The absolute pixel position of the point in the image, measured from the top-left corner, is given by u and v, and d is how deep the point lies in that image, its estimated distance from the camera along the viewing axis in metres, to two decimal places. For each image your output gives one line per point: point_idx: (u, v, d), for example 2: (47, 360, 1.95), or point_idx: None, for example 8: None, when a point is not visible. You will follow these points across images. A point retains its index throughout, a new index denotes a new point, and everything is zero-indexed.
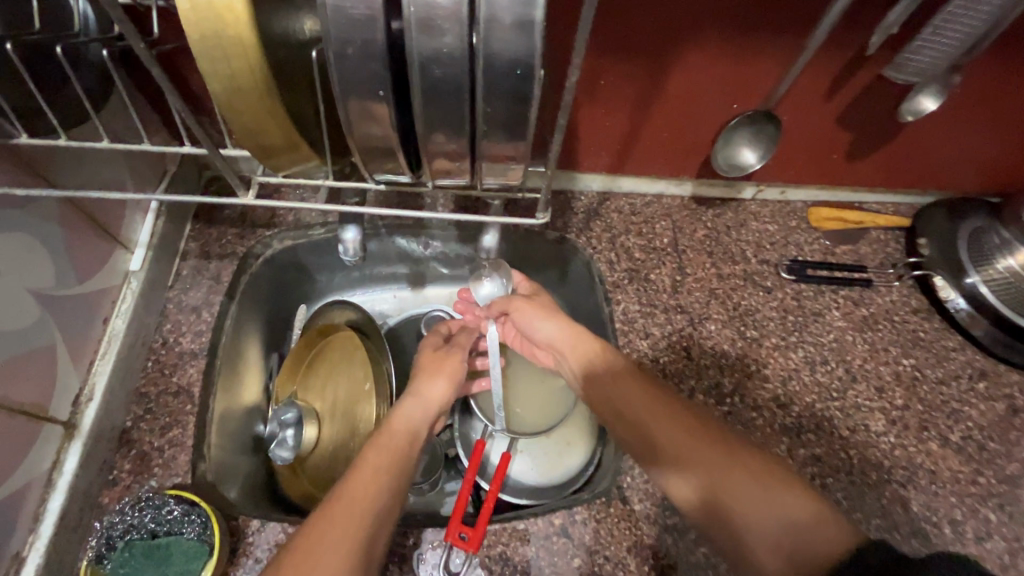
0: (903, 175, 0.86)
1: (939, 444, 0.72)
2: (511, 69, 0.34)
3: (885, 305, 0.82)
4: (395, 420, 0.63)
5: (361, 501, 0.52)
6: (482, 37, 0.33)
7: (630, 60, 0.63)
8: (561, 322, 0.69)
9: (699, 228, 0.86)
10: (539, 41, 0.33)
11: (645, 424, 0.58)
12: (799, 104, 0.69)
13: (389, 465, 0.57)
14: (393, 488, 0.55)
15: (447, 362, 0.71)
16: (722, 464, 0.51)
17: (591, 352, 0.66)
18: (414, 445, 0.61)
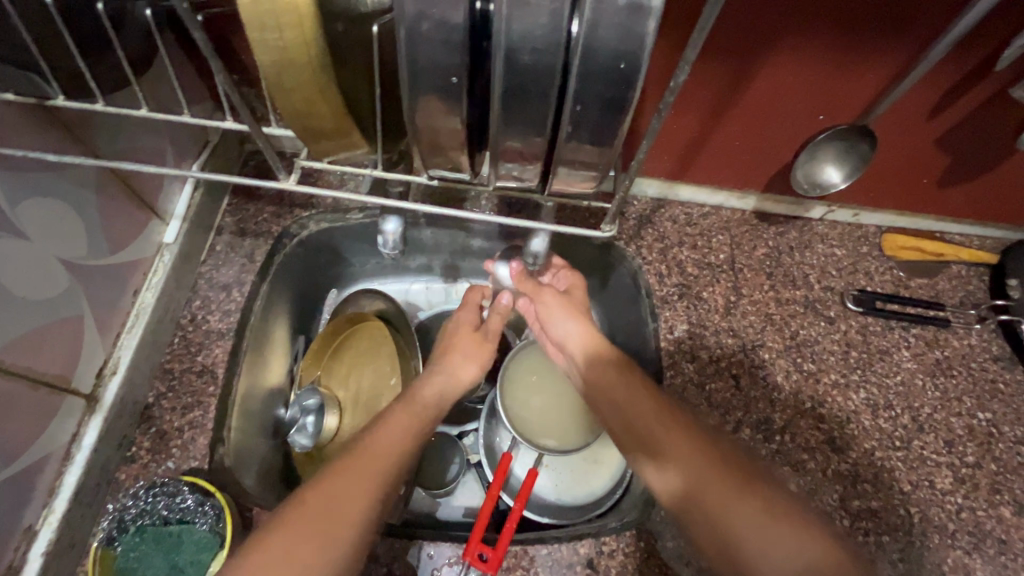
0: (995, 207, 0.77)
1: (1012, 511, 0.64)
2: (613, 62, 0.30)
3: (962, 349, 0.74)
4: (426, 389, 0.61)
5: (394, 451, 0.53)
6: (587, 23, 0.28)
7: (710, 60, 0.58)
8: (583, 323, 0.66)
9: (759, 247, 0.79)
10: (651, 35, 0.29)
11: (657, 442, 0.53)
12: (896, 121, 0.62)
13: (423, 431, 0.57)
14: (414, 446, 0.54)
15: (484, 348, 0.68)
16: (727, 490, 0.47)
17: (606, 360, 0.62)
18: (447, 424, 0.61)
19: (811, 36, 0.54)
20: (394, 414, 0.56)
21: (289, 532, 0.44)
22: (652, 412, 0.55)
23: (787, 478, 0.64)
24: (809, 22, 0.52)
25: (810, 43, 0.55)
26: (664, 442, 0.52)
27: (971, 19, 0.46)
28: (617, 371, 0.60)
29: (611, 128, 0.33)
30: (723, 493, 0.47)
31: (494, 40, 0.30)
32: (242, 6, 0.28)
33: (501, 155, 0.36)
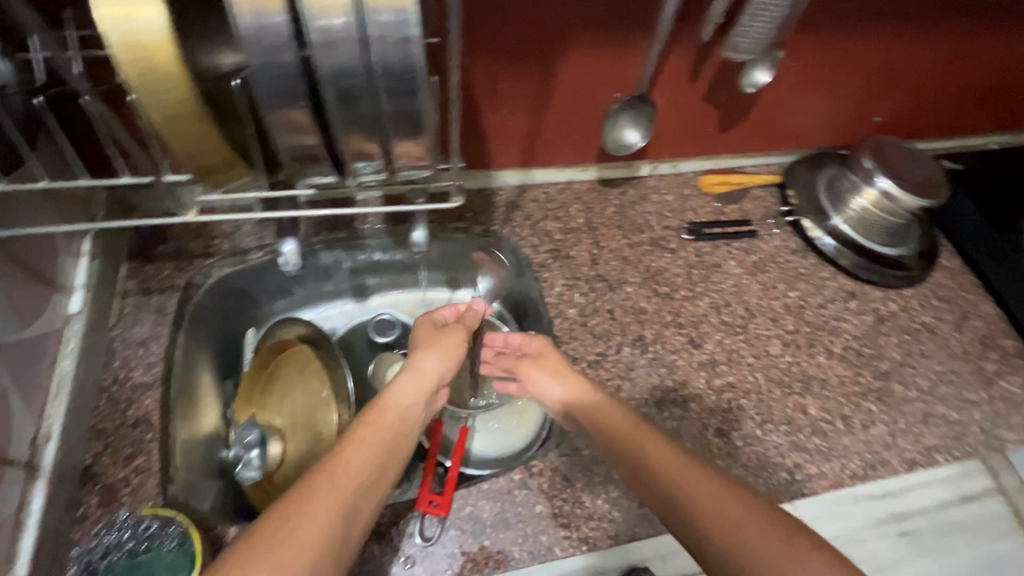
0: (767, 140, 1.01)
1: (826, 357, 0.85)
2: (404, 72, 0.42)
3: (771, 250, 0.96)
4: (389, 398, 0.63)
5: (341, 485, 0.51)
6: (376, 52, 0.40)
7: (517, 66, 0.73)
8: (570, 380, 0.69)
9: (608, 207, 0.97)
10: (418, 53, 0.41)
11: (688, 503, 0.51)
12: (670, 87, 0.81)
13: (378, 451, 0.57)
14: (372, 473, 0.54)
15: (444, 339, 0.71)
16: (734, 523, 0.47)
17: (620, 426, 0.61)
18: (403, 428, 0.61)
19: (582, 35, 0.71)
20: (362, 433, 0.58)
21: None
22: (686, 471, 0.53)
23: (663, 377, 0.80)
24: (576, 24, 0.69)
25: (584, 38, 0.72)
26: (701, 497, 0.50)
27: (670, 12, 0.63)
28: (636, 432, 0.59)
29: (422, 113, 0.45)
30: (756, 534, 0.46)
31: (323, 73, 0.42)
32: (129, 77, 0.37)
33: (353, 155, 0.48)
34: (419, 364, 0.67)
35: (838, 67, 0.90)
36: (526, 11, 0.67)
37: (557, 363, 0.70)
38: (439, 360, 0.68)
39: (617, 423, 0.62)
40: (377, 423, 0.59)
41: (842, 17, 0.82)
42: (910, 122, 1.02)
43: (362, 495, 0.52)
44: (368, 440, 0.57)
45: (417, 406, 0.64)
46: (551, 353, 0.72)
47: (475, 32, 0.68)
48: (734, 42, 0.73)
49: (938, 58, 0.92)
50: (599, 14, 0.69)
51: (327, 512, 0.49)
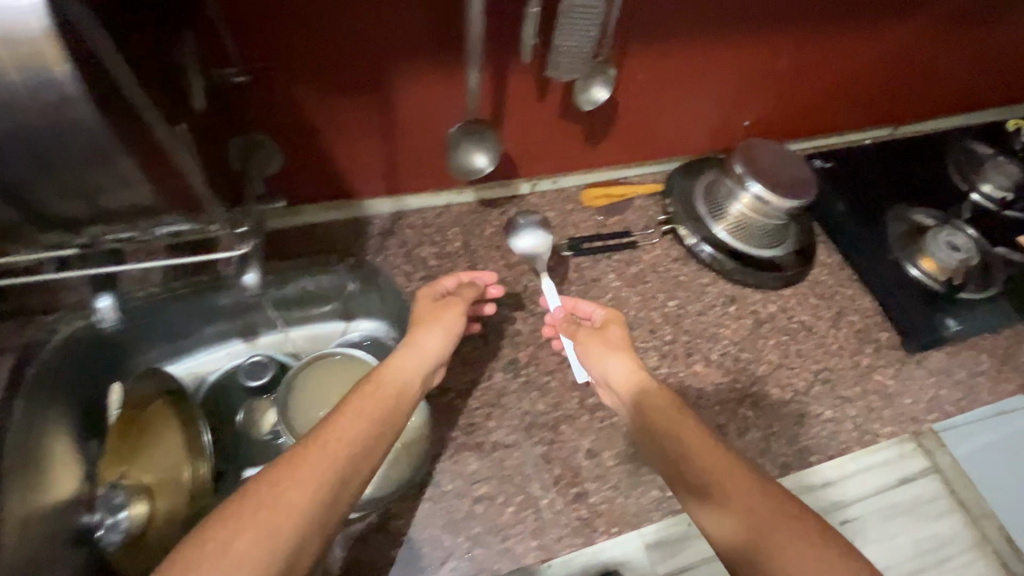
0: (648, 151, 1.00)
1: (703, 365, 0.85)
2: (77, 139, 0.42)
3: (652, 260, 0.95)
4: (386, 369, 0.65)
5: (335, 442, 0.54)
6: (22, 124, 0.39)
7: (350, 97, 0.72)
8: (628, 358, 0.68)
9: (487, 228, 0.96)
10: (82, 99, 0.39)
11: (724, 491, 0.52)
12: (520, 109, 0.81)
13: (377, 415, 0.59)
14: (371, 438, 0.56)
15: (445, 313, 0.74)
16: (762, 507, 0.50)
17: (661, 403, 0.62)
18: (401, 399, 0.63)
19: (409, 63, 0.70)
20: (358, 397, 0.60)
21: (221, 538, 0.45)
22: (714, 458, 0.55)
23: (535, 401, 0.78)
24: (400, 52, 0.68)
25: (414, 66, 0.70)
26: (730, 484, 0.52)
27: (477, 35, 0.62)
28: (675, 414, 0.61)
29: (157, 144, 0.49)
30: (777, 522, 0.48)
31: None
32: None
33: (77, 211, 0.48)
34: (417, 342, 0.70)
35: (712, 71, 0.88)
36: (343, 41, 0.65)
37: (602, 345, 0.71)
38: (440, 337, 0.71)
39: (654, 393, 0.63)
40: (378, 393, 0.61)
41: (706, 23, 0.79)
42: (791, 121, 1.02)
43: (359, 460, 0.54)
44: (371, 407, 0.59)
45: (412, 380, 0.66)
46: (618, 330, 0.73)
47: (295, 67, 0.66)
48: (556, 58, 0.66)
49: (809, 56, 0.91)
50: (420, 41, 0.68)
51: (322, 474, 0.51)
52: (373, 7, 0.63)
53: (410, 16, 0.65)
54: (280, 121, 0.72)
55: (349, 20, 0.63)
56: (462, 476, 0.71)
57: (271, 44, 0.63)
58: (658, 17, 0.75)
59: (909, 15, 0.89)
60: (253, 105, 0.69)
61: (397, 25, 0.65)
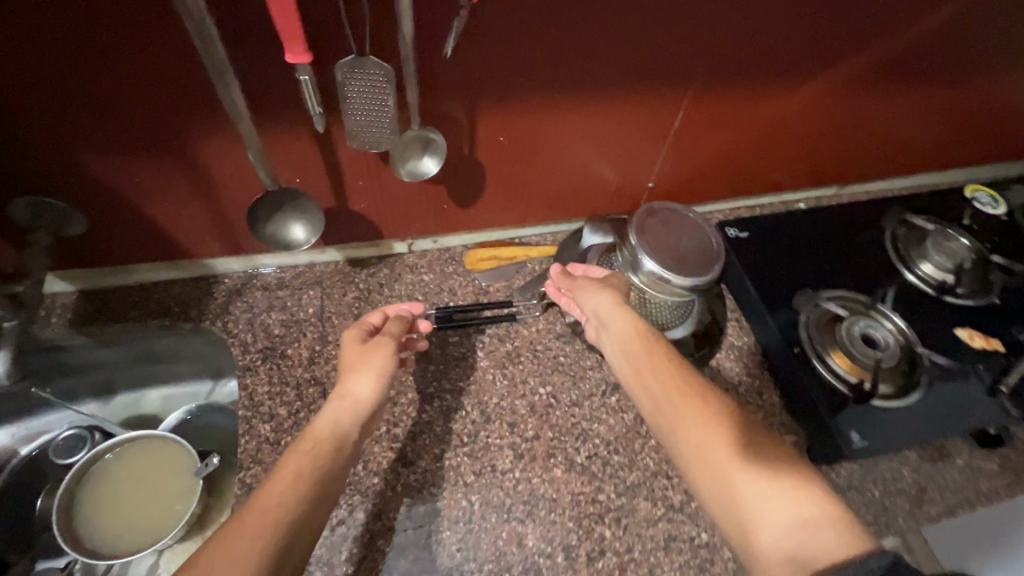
0: (539, 211, 0.90)
1: (563, 469, 0.74)
2: None
3: (530, 336, 0.85)
4: (320, 421, 0.59)
5: (276, 505, 0.48)
6: None
7: (145, 157, 0.63)
8: (611, 293, 0.69)
9: (349, 292, 0.86)
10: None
11: (684, 430, 0.54)
12: (358, 177, 0.71)
13: (314, 469, 0.53)
14: (321, 480, 0.52)
15: (375, 353, 0.64)
16: (738, 456, 0.51)
17: (627, 339, 0.64)
18: (341, 451, 0.57)
19: (203, 124, 0.61)
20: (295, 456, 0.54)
21: None
22: (676, 390, 0.57)
23: (354, 508, 0.68)
24: (172, 118, 0.60)
25: (196, 131, 0.62)
26: (686, 425, 0.54)
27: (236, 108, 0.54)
28: (643, 341, 0.63)
29: None
30: (719, 457, 0.51)
31: None
32: None
33: None
34: (347, 391, 0.61)
35: (598, 131, 0.77)
36: (98, 106, 0.57)
37: (594, 281, 0.71)
38: (372, 381, 0.62)
39: (628, 331, 0.64)
40: (320, 435, 0.57)
41: (577, 85, 0.69)
42: (707, 175, 0.92)
43: (310, 511, 0.50)
44: (308, 444, 0.55)
45: (352, 428, 0.60)
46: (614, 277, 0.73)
47: (54, 132, 0.58)
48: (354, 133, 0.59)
49: (716, 115, 0.80)
50: (190, 108, 0.59)
51: (262, 530, 0.46)
52: (120, 74, 0.54)
53: (167, 83, 0.56)
54: (61, 187, 0.64)
55: (98, 87, 0.55)
56: None
57: (12, 111, 0.55)
58: (511, 80, 0.65)
59: (827, 70, 0.78)
60: (19, 171, 0.61)
61: (157, 91, 0.56)
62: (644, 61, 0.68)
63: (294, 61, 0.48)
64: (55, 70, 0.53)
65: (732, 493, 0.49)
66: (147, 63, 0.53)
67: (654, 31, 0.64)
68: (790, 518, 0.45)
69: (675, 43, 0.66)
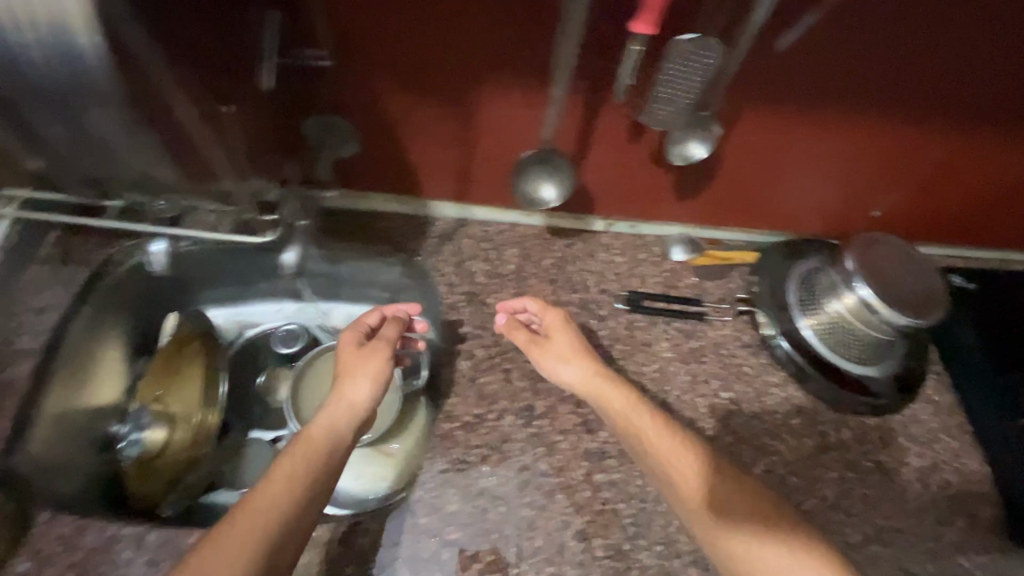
0: (746, 217, 0.89)
1: None
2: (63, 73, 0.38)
3: (716, 338, 0.85)
4: (315, 425, 0.61)
5: (259, 512, 0.52)
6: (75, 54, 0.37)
7: (432, 101, 0.69)
8: (584, 363, 0.71)
9: (546, 258, 0.90)
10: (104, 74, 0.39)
11: (669, 468, 0.62)
12: (610, 146, 0.74)
13: (309, 479, 0.56)
14: (303, 499, 0.55)
15: (370, 358, 0.67)
16: (729, 512, 0.58)
17: (617, 402, 0.68)
18: (335, 455, 0.59)
19: (495, 78, 0.66)
20: (282, 462, 0.57)
21: None
22: (659, 437, 0.64)
23: (537, 458, 0.72)
24: (480, 64, 0.64)
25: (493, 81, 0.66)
26: (705, 492, 0.60)
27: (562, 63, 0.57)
28: (632, 406, 0.67)
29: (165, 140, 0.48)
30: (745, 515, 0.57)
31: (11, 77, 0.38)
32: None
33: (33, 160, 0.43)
34: (345, 394, 0.64)
35: (842, 149, 0.75)
36: (419, 48, 0.63)
37: (571, 348, 0.73)
38: (368, 384, 0.65)
39: (620, 400, 0.68)
40: (303, 456, 0.58)
41: (851, 98, 0.67)
42: (936, 216, 0.87)
43: (290, 521, 0.53)
44: (300, 459, 0.57)
45: (347, 435, 0.62)
46: (558, 334, 0.74)
47: (372, 64, 0.65)
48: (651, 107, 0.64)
49: (971, 156, 0.76)
50: (501, 55, 0.63)
51: (265, 528, 0.51)
52: (451, 18, 0.59)
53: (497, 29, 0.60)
54: (358, 112, 0.72)
55: (427, 27, 0.61)
56: (437, 514, 0.67)
57: (352, 39, 0.62)
58: (796, 80, 0.65)
59: None
60: (335, 90, 0.69)
61: (475, 42, 0.62)
62: (925, 87, 0.66)
63: (646, 30, 0.50)
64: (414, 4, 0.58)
65: (728, 543, 0.56)
66: (481, 14, 0.59)
67: (953, 58, 0.62)
68: (786, 560, 0.53)
69: (966, 74, 0.64)
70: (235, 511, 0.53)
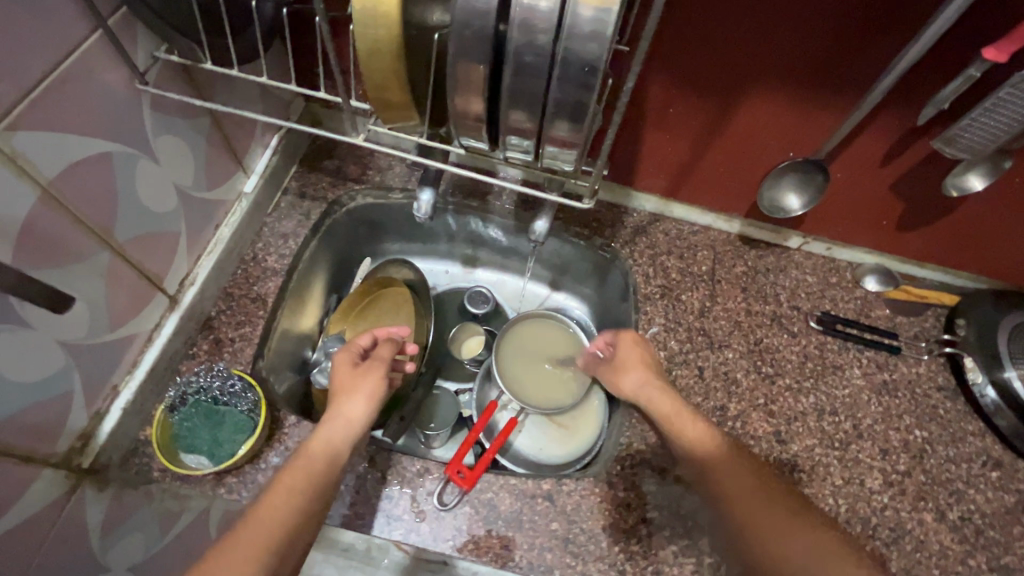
0: (956, 258, 0.87)
1: (933, 517, 0.72)
2: (517, 52, 0.40)
3: (910, 375, 0.83)
4: (314, 441, 0.60)
5: (268, 524, 0.51)
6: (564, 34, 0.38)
7: (700, 95, 0.70)
8: (648, 373, 0.73)
9: (738, 265, 0.90)
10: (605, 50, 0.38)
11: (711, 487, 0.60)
12: (854, 164, 0.74)
13: (305, 490, 0.55)
14: (308, 511, 0.54)
15: (365, 377, 0.66)
16: (803, 530, 0.53)
17: (665, 407, 0.68)
18: (332, 469, 0.58)
19: (778, 83, 0.66)
20: (282, 478, 0.56)
21: None
22: (705, 437, 0.64)
23: None
24: (783, 74, 0.65)
25: (785, 91, 0.67)
26: (705, 472, 0.61)
27: (889, 83, 0.58)
28: (681, 415, 0.67)
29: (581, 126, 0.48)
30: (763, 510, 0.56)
31: (507, 48, 0.40)
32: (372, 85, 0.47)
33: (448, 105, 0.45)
34: (341, 411, 0.63)
35: None
36: (720, 45, 0.63)
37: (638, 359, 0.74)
38: (365, 401, 0.64)
39: (666, 407, 0.68)
40: (302, 466, 0.57)
41: None
42: None
43: (292, 535, 0.52)
44: (300, 466, 0.57)
45: (345, 447, 0.61)
46: (628, 348, 0.75)
47: (661, 52, 0.66)
48: (959, 134, 0.63)
49: None
50: (812, 69, 0.63)
51: (260, 541, 0.50)
52: (772, 21, 0.60)
53: (825, 45, 0.60)
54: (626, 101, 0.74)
55: (740, 26, 0.61)
56: (637, 490, 0.70)
57: (656, 27, 0.63)
58: None
59: None
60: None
61: (780, 47, 0.62)
62: None
63: (996, 58, 0.51)
64: (752, 9, 0.59)
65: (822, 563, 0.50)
66: (806, 20, 0.58)
67: None
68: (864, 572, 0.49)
69: None
70: (231, 529, 0.51)
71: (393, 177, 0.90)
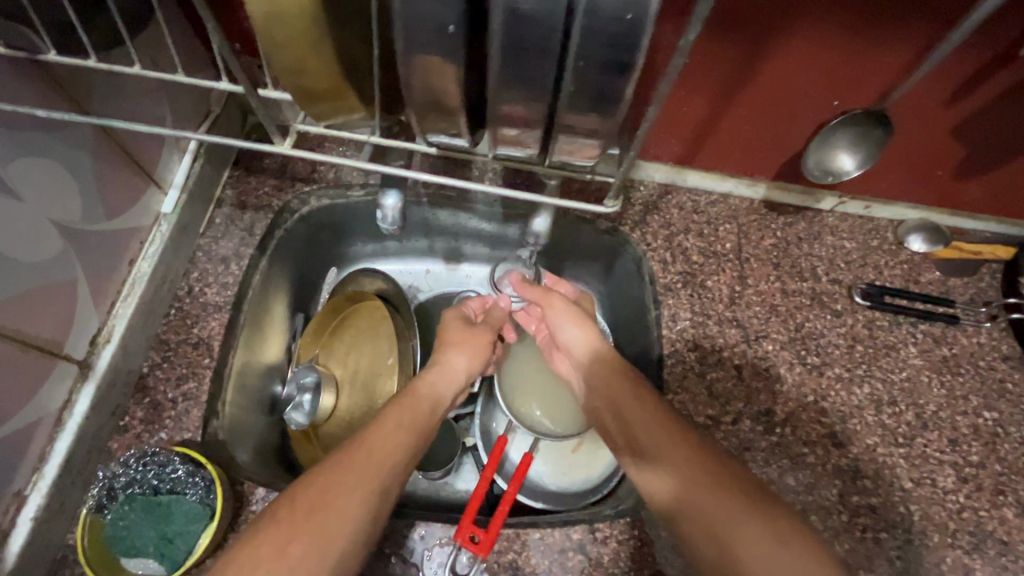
0: (1017, 203, 0.76)
1: (1015, 513, 0.64)
2: None
3: (971, 347, 0.72)
4: (422, 386, 0.62)
5: (383, 451, 0.52)
6: None
7: (735, 46, 0.59)
8: (583, 327, 0.67)
9: (766, 237, 0.77)
10: None
11: (692, 513, 0.46)
12: (914, 107, 0.63)
13: (412, 427, 0.56)
14: (413, 451, 0.55)
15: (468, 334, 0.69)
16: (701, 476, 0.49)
17: (580, 338, 0.67)
18: (434, 414, 0.60)
19: (828, 25, 0.55)
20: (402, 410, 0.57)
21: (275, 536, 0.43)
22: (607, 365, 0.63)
23: (785, 472, 0.63)
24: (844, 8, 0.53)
25: (842, 32, 0.56)
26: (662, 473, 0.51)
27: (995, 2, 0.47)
28: (593, 347, 0.66)
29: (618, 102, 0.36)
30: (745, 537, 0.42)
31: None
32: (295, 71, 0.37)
33: None
34: (446, 363, 0.65)
35: None
36: None
37: (564, 308, 0.68)
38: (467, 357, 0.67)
39: (590, 347, 0.66)
40: (410, 405, 0.58)
41: None
42: None
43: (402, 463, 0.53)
44: (375, 458, 0.51)
45: (446, 396, 0.63)
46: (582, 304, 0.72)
47: None
48: None
49: None
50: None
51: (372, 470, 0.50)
52: None
53: None
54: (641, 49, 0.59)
55: None
56: None
57: None
58: None
59: None
60: None
61: None
62: None
63: None
64: None
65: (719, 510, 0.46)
66: None
67: None
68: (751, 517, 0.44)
69: None
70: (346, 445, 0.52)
71: (349, 172, 0.73)
